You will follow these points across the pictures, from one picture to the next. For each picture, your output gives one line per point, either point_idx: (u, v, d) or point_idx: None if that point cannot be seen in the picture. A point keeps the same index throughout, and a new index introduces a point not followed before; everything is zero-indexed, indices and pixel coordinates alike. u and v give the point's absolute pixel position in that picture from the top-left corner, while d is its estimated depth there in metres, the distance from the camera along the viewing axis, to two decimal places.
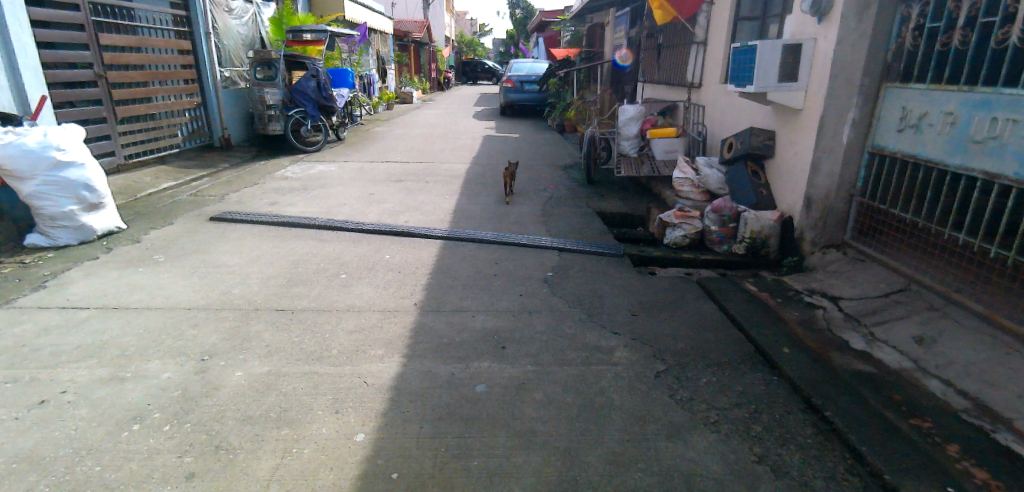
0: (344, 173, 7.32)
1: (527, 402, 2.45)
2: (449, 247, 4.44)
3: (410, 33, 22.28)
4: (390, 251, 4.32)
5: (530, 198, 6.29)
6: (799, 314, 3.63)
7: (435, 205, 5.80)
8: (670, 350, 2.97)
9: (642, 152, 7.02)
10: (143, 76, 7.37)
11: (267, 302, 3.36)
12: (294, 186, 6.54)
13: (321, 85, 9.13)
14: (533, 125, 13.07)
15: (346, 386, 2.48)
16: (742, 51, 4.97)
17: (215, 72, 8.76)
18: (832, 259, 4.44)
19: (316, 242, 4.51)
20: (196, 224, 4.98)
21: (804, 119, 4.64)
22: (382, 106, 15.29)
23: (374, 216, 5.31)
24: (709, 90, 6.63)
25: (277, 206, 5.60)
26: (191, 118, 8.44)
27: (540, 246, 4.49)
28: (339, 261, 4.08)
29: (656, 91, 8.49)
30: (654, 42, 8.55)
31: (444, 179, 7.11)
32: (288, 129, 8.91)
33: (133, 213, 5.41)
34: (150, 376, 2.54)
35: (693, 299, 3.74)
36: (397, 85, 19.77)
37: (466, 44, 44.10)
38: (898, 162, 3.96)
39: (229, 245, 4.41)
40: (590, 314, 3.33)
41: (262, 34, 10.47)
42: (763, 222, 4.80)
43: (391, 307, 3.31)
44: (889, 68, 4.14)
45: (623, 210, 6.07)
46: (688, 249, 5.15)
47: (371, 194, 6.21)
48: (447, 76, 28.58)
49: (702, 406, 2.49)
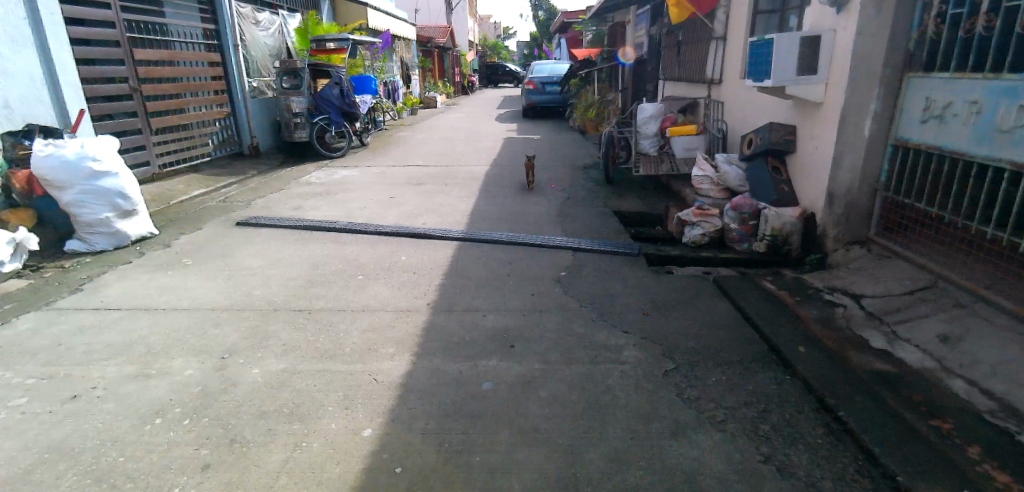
0: (366, 177, 7.47)
1: (534, 399, 2.48)
2: (464, 248, 4.49)
3: (434, 39, 22.53)
4: (407, 252, 4.40)
5: (549, 199, 6.33)
6: (818, 312, 3.55)
7: (453, 207, 5.88)
8: (680, 348, 2.96)
9: (662, 151, 7.02)
10: (175, 88, 7.66)
11: (286, 303, 3.46)
12: (318, 191, 6.70)
13: (344, 92, 9.33)
14: (555, 127, 13.09)
15: (356, 384, 2.55)
16: (758, 45, 4.90)
17: (244, 83, 9.03)
18: (856, 257, 4.33)
19: (335, 245, 4.61)
20: (223, 229, 5.15)
21: (826, 113, 4.56)
22: (405, 112, 15.53)
23: (393, 219, 5.41)
24: (729, 86, 6.56)
25: (300, 211, 5.74)
26: (221, 127, 8.73)
27: (554, 246, 4.52)
28: (357, 262, 4.18)
29: (677, 89, 8.43)
30: (674, 39, 8.49)
31: (464, 181, 7.18)
32: (313, 136, 9.12)
33: (165, 219, 5.62)
34: (173, 373, 2.65)
35: (708, 297, 3.72)
36: (420, 91, 20.00)
37: (489, 47, 44.38)
38: (923, 155, 3.85)
39: (253, 249, 4.55)
40: (601, 313, 3.34)
41: (288, 44, 10.76)
42: (784, 219, 4.73)
43: (404, 307, 3.38)
44: (912, 58, 4.03)
45: (642, 209, 6.05)
46: (707, 248, 5.12)
47: (391, 197, 6.32)
48: (470, 80, 28.78)
49: (710, 405, 2.48)
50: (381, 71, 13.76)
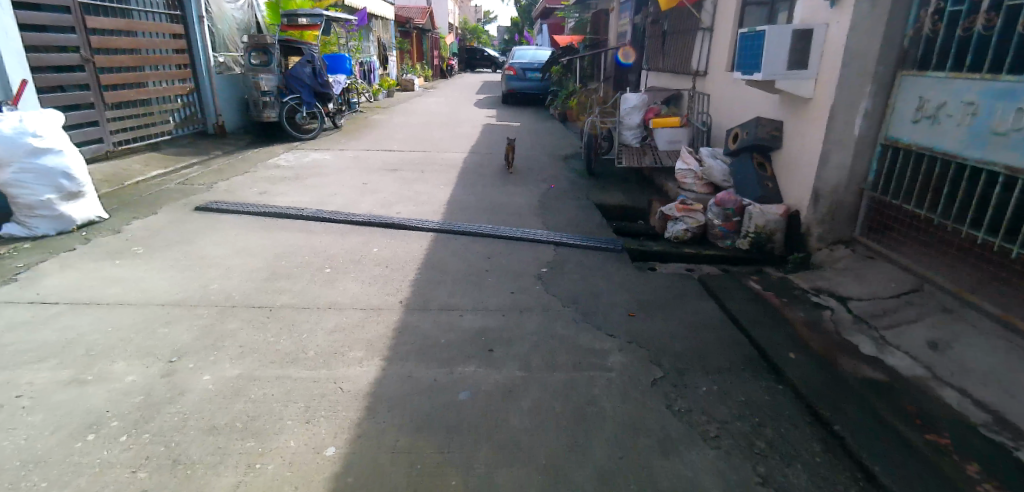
0: (339, 161, 7.15)
1: (514, 411, 2.29)
2: (441, 240, 4.27)
3: (412, 19, 21.99)
4: (380, 244, 4.15)
5: (529, 189, 6.13)
6: (805, 313, 3.38)
7: (430, 196, 5.63)
8: (667, 352, 2.78)
9: (644, 142, 6.89)
10: (132, 61, 7.21)
11: (245, 298, 3.20)
12: (287, 175, 6.37)
13: (316, 71, 8.95)
14: (535, 114, 12.87)
15: (319, 393, 2.32)
16: (748, 37, 4.76)
17: (209, 58, 8.57)
18: (841, 257, 4.23)
19: (303, 234, 4.34)
20: (181, 215, 4.82)
21: (816, 109, 4.44)
22: (382, 94, 15.12)
23: (366, 207, 5.14)
24: (715, 78, 6.43)
25: (266, 196, 5.43)
26: (183, 104, 8.28)
27: (535, 240, 4.33)
28: (326, 254, 3.92)
29: (661, 79, 8.30)
30: (659, 29, 8.31)
31: (441, 168, 6.92)
32: (283, 116, 8.71)
33: (117, 202, 5.25)
34: (112, 379, 2.39)
35: (694, 297, 3.55)
36: (397, 72, 19.47)
37: (469, 31, 43.66)
38: (913, 155, 3.74)
39: (213, 237, 4.25)
40: (585, 313, 3.16)
41: (259, 19, 10.29)
42: (768, 217, 4.66)
43: (375, 305, 3.15)
44: (906, 55, 3.91)
45: (624, 203, 5.88)
46: (690, 244, 5.00)
47: (365, 183, 6.04)
48: (449, 63, 28.24)
49: (701, 419, 2.32)
50: (357, 50, 13.30)
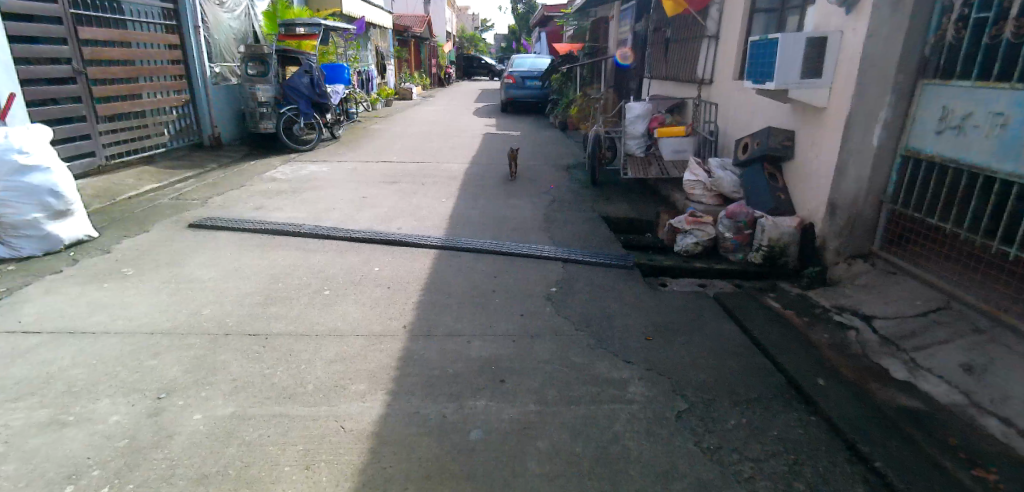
0: (337, 174, 7.00)
1: (530, 453, 2.12)
2: (444, 257, 4.11)
3: (410, 28, 21.91)
4: (381, 263, 3.98)
5: (533, 201, 5.97)
6: (829, 336, 3.18)
7: (431, 209, 5.47)
8: (690, 382, 2.61)
9: (649, 152, 6.75)
10: (127, 72, 7.08)
11: (239, 325, 3.04)
12: (284, 188, 6.21)
13: (314, 82, 8.80)
14: (535, 122, 12.74)
15: (319, 434, 2.15)
16: (760, 45, 4.63)
17: (205, 68, 8.43)
18: (860, 271, 4.04)
19: (300, 252, 4.17)
20: (174, 232, 4.66)
21: (832, 119, 4.29)
22: (380, 103, 15.00)
23: (366, 222, 4.98)
24: (721, 86, 6.30)
25: (262, 211, 5.26)
26: (178, 116, 8.12)
27: (543, 257, 4.16)
28: (324, 275, 3.75)
29: (664, 87, 8.18)
30: (661, 36, 8.20)
31: (442, 180, 6.76)
32: (280, 126, 8.58)
33: (107, 219, 5.10)
34: (95, 420, 2.25)
35: (712, 317, 3.37)
36: (395, 81, 19.37)
37: (467, 39, 43.67)
38: (937, 167, 3.59)
39: (206, 256, 4.09)
40: (600, 338, 2.98)
41: (256, 29, 10.17)
42: (782, 229, 4.48)
43: (377, 332, 2.97)
44: (927, 63, 3.77)
45: (631, 215, 5.72)
46: (701, 257, 4.84)
47: (364, 196, 5.88)
48: (447, 71, 28.17)
49: (733, 457, 2.16)
50: (355, 59, 13.18)
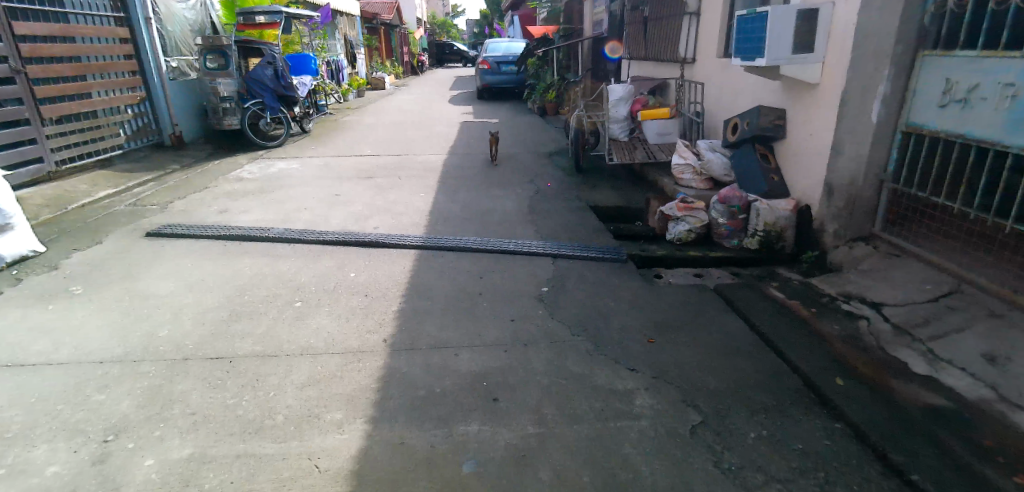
0: (307, 170, 6.64)
1: (531, 484, 1.88)
2: (425, 258, 3.83)
3: (379, 15, 21.29)
4: (356, 267, 3.69)
5: (515, 192, 5.71)
6: (840, 327, 2.97)
7: (408, 205, 5.17)
8: (700, 390, 2.39)
9: (633, 135, 6.54)
10: (72, 70, 6.63)
11: (199, 348, 2.75)
12: (250, 188, 5.85)
13: (278, 73, 8.36)
14: (513, 109, 12.42)
15: (291, 477, 1.89)
16: (747, 20, 4.39)
17: (160, 63, 7.96)
18: (861, 255, 3.85)
19: (268, 260, 3.86)
20: (129, 242, 4.31)
21: (826, 95, 4.09)
22: (351, 94, 14.52)
23: (339, 222, 4.67)
24: (706, 64, 6.07)
25: (227, 215, 4.91)
26: (134, 115, 7.66)
27: (530, 253, 3.92)
28: (294, 284, 3.45)
29: (645, 68, 7.94)
30: (639, 15, 7.96)
31: (419, 173, 6.46)
32: (245, 122, 8.17)
33: (56, 231, 4.73)
34: (29, 473, 1.96)
35: (715, 312, 3.16)
36: (367, 70, 18.84)
37: (439, 26, 42.86)
38: (942, 144, 3.39)
39: (165, 268, 3.77)
40: (599, 342, 2.75)
41: (214, 19, 9.67)
42: (777, 213, 4.32)
43: (354, 347, 2.70)
44: (927, 34, 3.56)
45: (618, 203, 5.49)
46: (694, 245, 4.64)
47: (337, 194, 5.55)
48: (420, 59, 27.56)
49: (756, 477, 1.94)
50: (322, 50, 12.69)
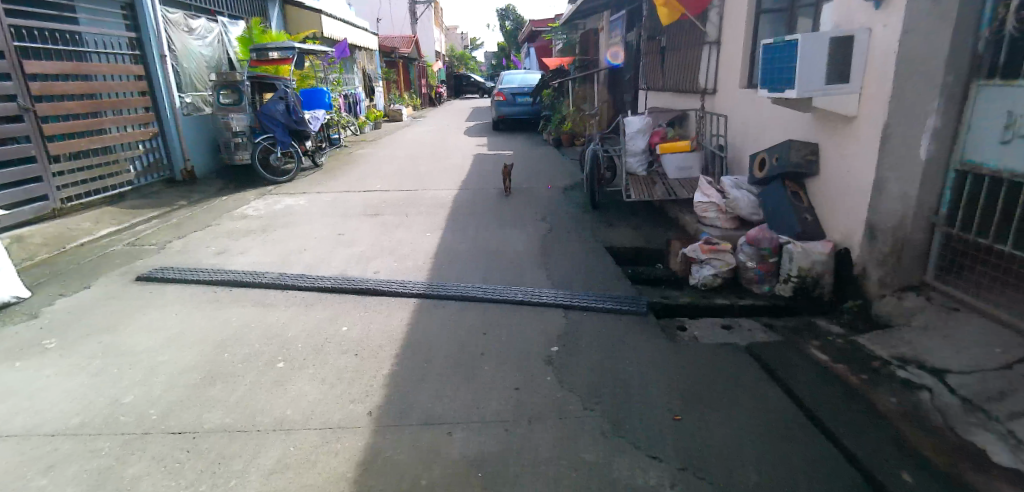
0: (314, 206, 6.43)
1: None
2: (425, 309, 3.52)
3: (398, 49, 21.52)
4: (350, 319, 3.39)
5: (528, 230, 5.41)
6: (897, 402, 2.57)
7: (413, 245, 4.89)
8: (739, 487, 2.01)
9: (651, 170, 6.24)
10: (84, 107, 6.57)
11: (165, 418, 2.45)
12: (253, 226, 5.64)
13: (290, 107, 8.20)
14: (529, 140, 12.22)
15: None
16: (775, 49, 4.08)
17: (174, 99, 7.92)
18: (913, 308, 3.43)
19: (258, 309, 3.58)
20: (117, 287, 4.08)
21: (867, 130, 3.73)
22: (368, 126, 14.50)
23: (338, 264, 4.40)
24: (728, 95, 5.78)
25: (223, 257, 4.67)
26: (145, 151, 7.59)
27: (540, 303, 3.60)
28: (280, 340, 3.15)
29: (663, 99, 7.68)
30: (655, 45, 7.75)
31: (428, 209, 6.20)
32: (256, 157, 8.10)
33: (47, 273, 4.52)
34: None
35: (750, 378, 2.78)
36: (384, 102, 18.93)
37: (457, 57, 43.39)
38: (1007, 184, 3.00)
39: (148, 318, 3.51)
40: (616, 418, 2.40)
41: (230, 55, 9.71)
42: (813, 257, 3.94)
43: (336, 422, 2.38)
44: (981, 61, 3.20)
45: (638, 243, 5.14)
46: (721, 291, 4.27)
47: (341, 233, 5.30)
48: (438, 91, 27.77)
49: None
50: (338, 83, 12.70)
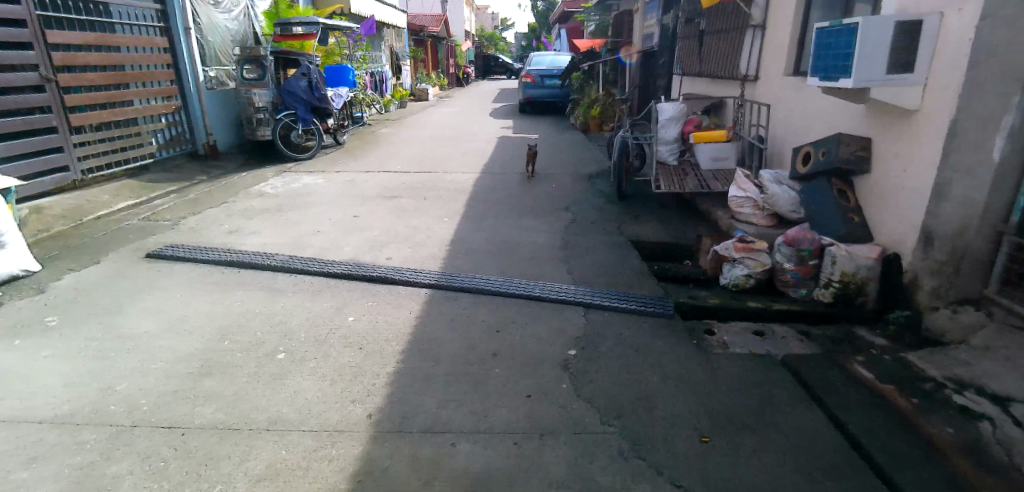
0: (332, 187, 6.28)
1: None
2: (437, 302, 3.34)
3: (426, 27, 21.21)
4: (358, 310, 3.22)
5: (551, 221, 5.17)
6: (955, 434, 2.32)
7: (429, 232, 4.70)
8: None
9: (683, 159, 5.96)
10: (106, 78, 6.49)
11: (155, 410, 2.31)
12: (269, 205, 5.51)
13: (313, 84, 8.10)
14: (555, 124, 11.90)
15: None
16: (829, 35, 3.74)
17: (198, 72, 7.81)
18: (970, 324, 3.14)
19: (264, 295, 3.44)
20: (126, 265, 3.97)
21: (928, 125, 3.39)
22: (393, 105, 14.32)
23: (350, 250, 4.23)
24: (770, 83, 5.43)
25: (236, 237, 4.54)
26: (168, 124, 7.51)
27: (558, 301, 3.39)
28: (283, 329, 3.00)
29: (698, 86, 7.32)
30: (693, 29, 7.36)
31: (448, 194, 5.99)
32: (277, 134, 7.98)
33: (59, 246, 4.44)
34: None
35: (787, 397, 2.54)
36: (410, 81, 18.71)
37: (486, 38, 42.81)
38: None
39: (152, 300, 3.39)
40: (638, 437, 2.19)
41: (256, 29, 9.57)
42: (857, 262, 3.64)
43: (334, 424, 2.21)
44: None
45: (666, 238, 4.87)
46: (753, 293, 4.00)
47: (356, 216, 5.14)
48: (466, 72, 27.42)
49: None
50: (364, 61, 12.51)
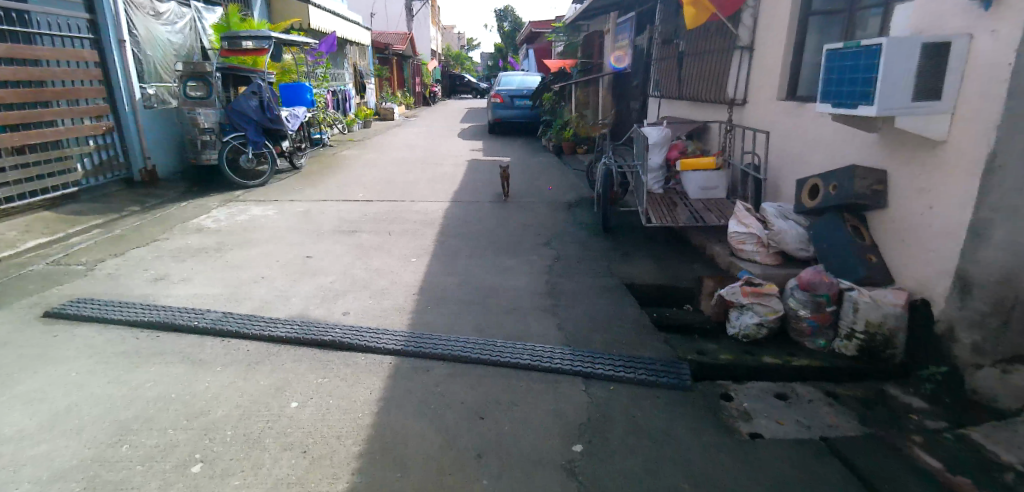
0: (283, 219, 5.59)
1: None
2: (402, 376, 2.71)
3: (392, 45, 20.71)
4: (303, 391, 2.57)
5: (531, 260, 4.61)
6: None
7: (393, 276, 4.08)
8: None
9: (670, 188, 5.49)
10: (19, 96, 5.64)
11: None
12: (207, 243, 4.80)
13: (264, 104, 7.37)
14: (526, 146, 11.46)
15: None
16: (843, 57, 3.30)
17: (133, 90, 7.00)
18: None
19: (184, 370, 2.74)
20: (15, 327, 3.21)
21: (960, 159, 2.96)
22: (356, 126, 13.66)
23: (298, 301, 3.57)
24: (761, 107, 5.03)
25: (162, 285, 3.83)
26: (97, 147, 6.63)
27: (550, 371, 2.82)
28: (204, 424, 2.31)
29: (679, 109, 6.94)
30: (671, 50, 6.99)
31: (414, 227, 5.38)
32: (225, 157, 7.22)
33: None
34: None
35: None
36: (376, 101, 18.11)
37: (452, 57, 42.56)
38: None
39: (35, 381, 2.64)
40: None
41: (204, 44, 8.83)
42: (883, 310, 3.10)
43: None
44: None
45: (660, 279, 4.35)
46: (766, 345, 3.41)
47: (309, 256, 4.47)
48: (432, 91, 26.97)
49: None
50: (324, 79, 11.84)
